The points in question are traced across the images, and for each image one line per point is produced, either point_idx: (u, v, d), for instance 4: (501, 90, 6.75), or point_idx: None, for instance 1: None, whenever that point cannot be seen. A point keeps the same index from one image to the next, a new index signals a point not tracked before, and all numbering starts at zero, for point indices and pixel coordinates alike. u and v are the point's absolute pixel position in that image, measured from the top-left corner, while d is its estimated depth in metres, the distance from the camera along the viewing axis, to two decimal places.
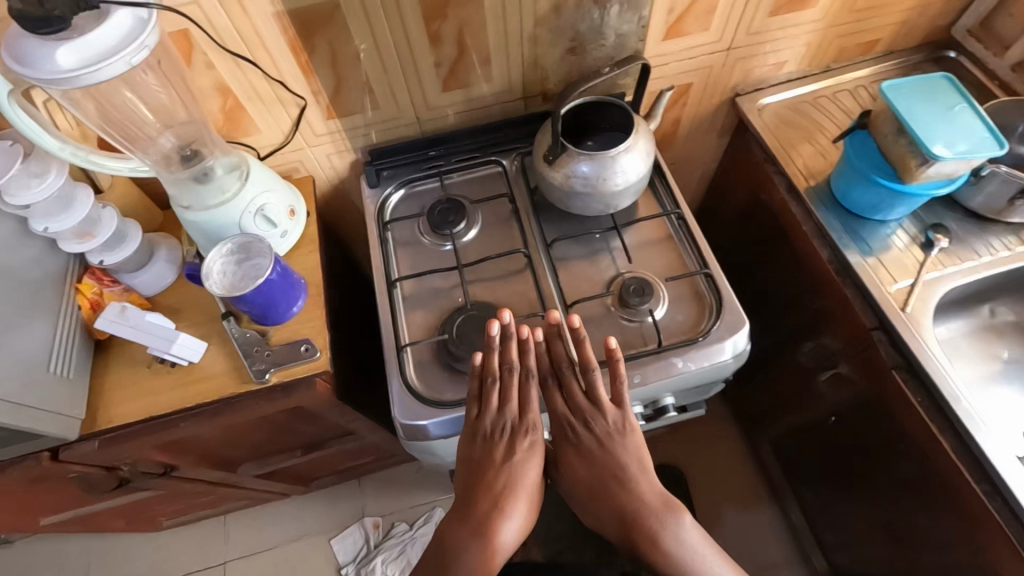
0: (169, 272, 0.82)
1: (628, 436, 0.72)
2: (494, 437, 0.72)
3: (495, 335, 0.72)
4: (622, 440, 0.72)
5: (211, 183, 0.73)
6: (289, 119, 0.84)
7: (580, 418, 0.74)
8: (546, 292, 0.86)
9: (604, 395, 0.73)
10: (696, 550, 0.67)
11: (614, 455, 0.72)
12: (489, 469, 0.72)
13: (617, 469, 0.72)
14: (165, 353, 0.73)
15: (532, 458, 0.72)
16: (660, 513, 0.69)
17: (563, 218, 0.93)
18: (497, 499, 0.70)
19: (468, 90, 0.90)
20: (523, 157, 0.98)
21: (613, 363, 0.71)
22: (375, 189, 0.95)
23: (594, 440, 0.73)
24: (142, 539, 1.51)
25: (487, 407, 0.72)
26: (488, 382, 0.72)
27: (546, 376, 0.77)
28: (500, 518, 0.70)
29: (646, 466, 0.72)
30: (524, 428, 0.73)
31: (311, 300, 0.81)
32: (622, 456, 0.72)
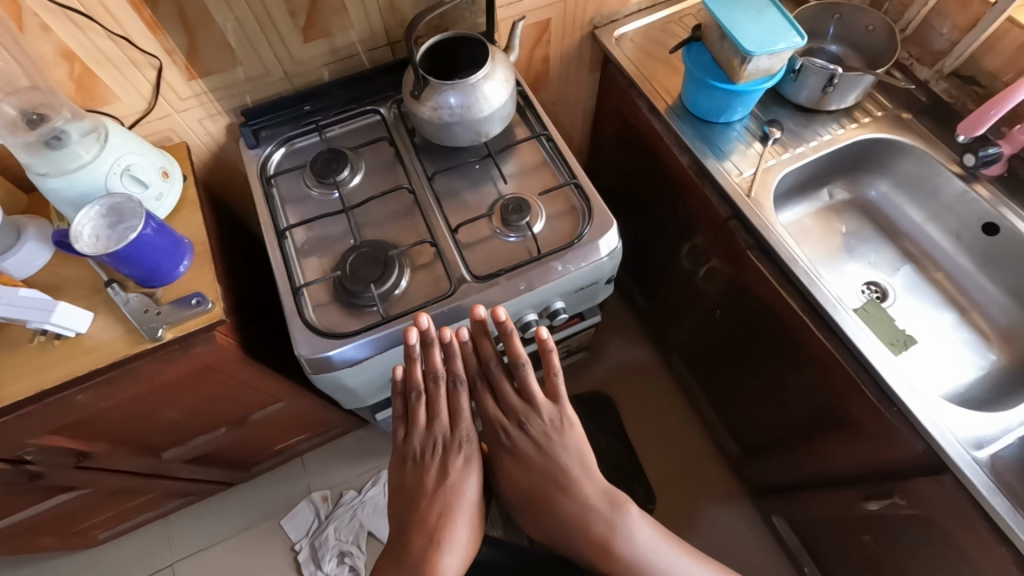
0: (42, 251, 0.80)
1: (558, 431, 0.79)
2: (430, 451, 0.80)
3: (412, 344, 0.76)
4: (560, 436, 0.79)
5: (66, 147, 0.72)
6: (147, 82, 0.84)
7: (512, 419, 0.81)
8: (433, 222, 0.90)
9: (535, 392, 0.79)
10: (639, 547, 0.74)
11: (552, 457, 0.78)
12: (426, 491, 0.78)
13: (558, 472, 0.78)
14: (46, 324, 0.72)
15: (468, 472, 0.79)
16: (605, 518, 0.75)
17: (444, 154, 0.97)
18: (435, 521, 0.75)
19: (331, 38, 0.92)
20: (399, 104, 1.01)
21: (547, 352, 0.76)
22: (255, 149, 0.96)
23: (530, 441, 0.79)
24: (79, 559, 1.45)
25: (421, 416, 0.80)
26: (417, 394, 0.80)
27: (474, 379, 0.84)
28: (439, 543, 0.73)
29: (586, 471, 0.78)
30: (456, 438, 0.80)
31: (198, 258, 0.81)
32: (562, 458, 0.78)
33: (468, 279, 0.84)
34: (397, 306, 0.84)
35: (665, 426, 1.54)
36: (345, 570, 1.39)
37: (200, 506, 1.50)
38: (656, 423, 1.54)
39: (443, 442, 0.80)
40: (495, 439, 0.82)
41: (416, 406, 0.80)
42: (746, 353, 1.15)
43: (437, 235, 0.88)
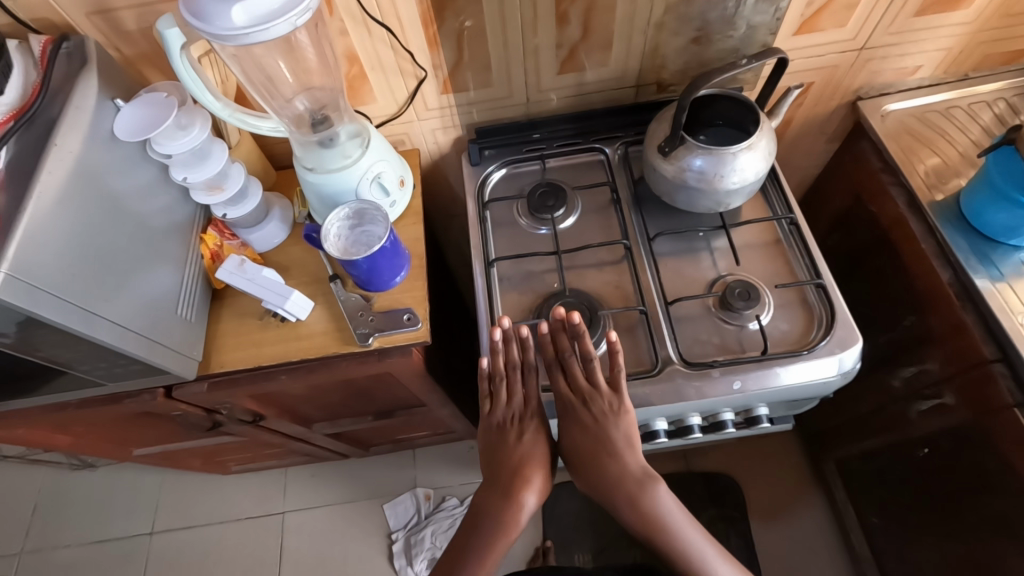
0: (280, 232, 0.85)
1: (620, 425, 0.74)
2: (493, 454, 0.80)
3: (494, 341, 0.77)
4: (615, 421, 0.74)
5: (334, 148, 0.74)
6: (405, 90, 0.85)
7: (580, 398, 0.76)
8: (645, 286, 0.84)
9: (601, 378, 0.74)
10: (671, 516, 0.74)
11: (606, 434, 0.75)
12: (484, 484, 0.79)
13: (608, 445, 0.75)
14: (279, 308, 0.76)
15: (529, 485, 0.77)
16: (644, 473, 0.75)
17: (666, 212, 0.90)
18: (488, 519, 0.77)
19: (583, 74, 0.88)
20: (627, 147, 0.95)
21: (614, 354, 0.72)
22: (476, 167, 0.96)
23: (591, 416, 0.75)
24: (210, 480, 1.59)
25: (495, 403, 0.80)
26: (495, 382, 0.80)
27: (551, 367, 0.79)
28: (490, 538, 0.76)
29: (634, 443, 0.75)
30: (522, 445, 0.79)
31: (412, 271, 0.82)
32: (612, 434, 0.75)
33: (675, 360, 0.77)
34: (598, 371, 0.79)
35: (798, 541, 1.36)
36: None
37: (316, 466, 1.58)
38: (787, 533, 1.37)
39: (505, 447, 0.79)
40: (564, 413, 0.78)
41: (488, 390, 0.81)
42: (948, 509, 0.97)
43: (649, 303, 0.82)
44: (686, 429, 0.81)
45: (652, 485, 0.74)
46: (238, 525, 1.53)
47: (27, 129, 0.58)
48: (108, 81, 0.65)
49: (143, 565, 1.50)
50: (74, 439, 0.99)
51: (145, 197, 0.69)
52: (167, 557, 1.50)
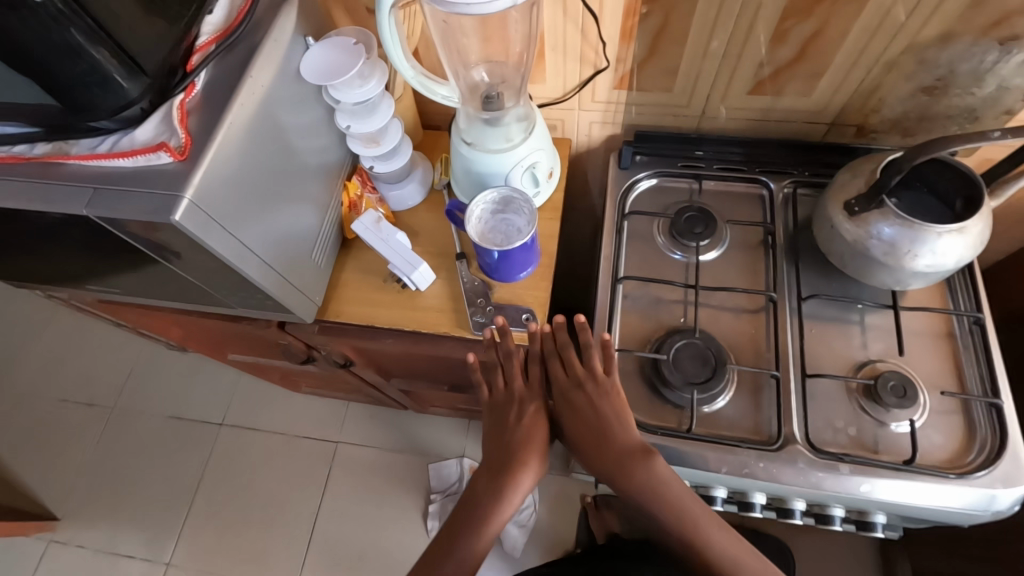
0: (418, 194, 0.83)
1: (612, 401, 0.70)
2: (493, 431, 0.75)
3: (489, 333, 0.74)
4: (605, 400, 0.70)
5: (499, 126, 0.69)
6: (578, 77, 0.80)
7: (572, 380, 0.73)
8: (783, 348, 0.75)
9: (593, 360, 0.72)
10: (670, 486, 0.67)
11: (595, 412, 0.71)
12: (481, 467, 0.74)
13: (597, 422, 0.70)
14: (405, 275, 0.76)
15: (525, 464, 0.72)
16: (636, 446, 0.68)
17: (825, 271, 0.80)
18: (483, 502, 0.71)
19: (777, 98, 0.79)
20: (797, 186, 0.85)
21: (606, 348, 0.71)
22: (625, 171, 0.89)
23: (580, 395, 0.72)
24: (279, 392, 1.69)
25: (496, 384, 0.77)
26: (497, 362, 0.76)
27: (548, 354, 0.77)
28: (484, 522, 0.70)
29: (626, 419, 0.69)
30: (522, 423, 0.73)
31: (539, 270, 0.79)
32: (603, 411, 0.70)
33: (800, 441, 0.69)
34: (708, 424, 0.73)
35: None
36: None
37: (377, 408, 1.64)
38: None
39: (504, 427, 0.75)
40: (559, 395, 0.74)
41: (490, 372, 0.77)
42: None
43: (784, 370, 0.74)
44: (786, 511, 0.74)
45: (645, 459, 0.67)
46: (295, 439, 1.63)
47: (226, 54, 0.58)
48: (306, 18, 0.65)
49: (210, 450, 1.63)
50: (184, 334, 1.05)
51: (308, 137, 0.69)
52: (231, 448, 1.63)
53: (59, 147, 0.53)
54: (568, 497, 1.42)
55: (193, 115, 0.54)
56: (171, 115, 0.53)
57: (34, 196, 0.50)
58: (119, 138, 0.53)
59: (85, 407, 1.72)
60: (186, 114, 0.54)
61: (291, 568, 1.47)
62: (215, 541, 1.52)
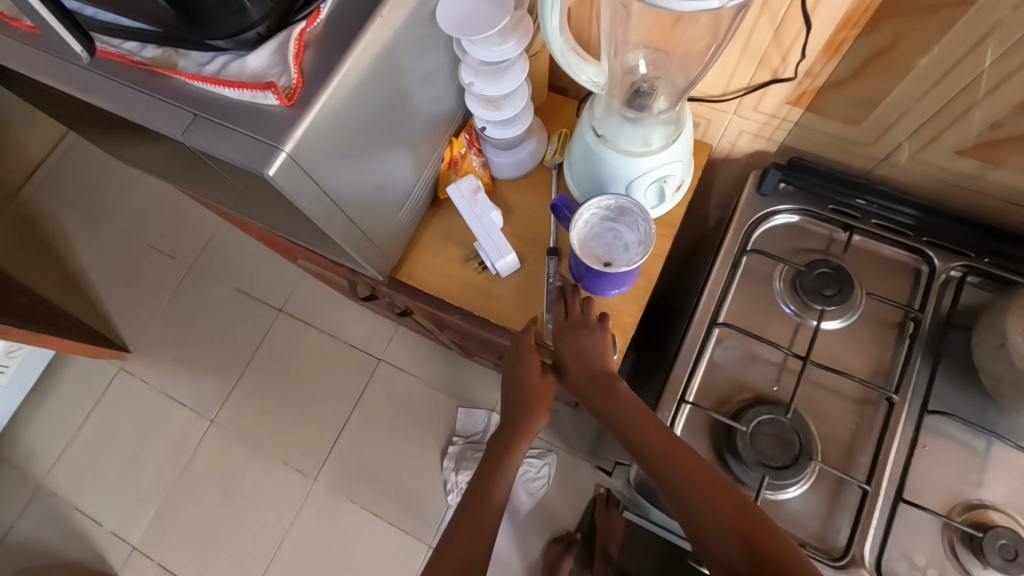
0: (523, 168, 0.75)
1: (592, 330, 0.65)
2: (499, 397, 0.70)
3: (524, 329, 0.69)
4: (588, 329, 0.65)
5: (640, 126, 0.59)
6: (748, 81, 0.66)
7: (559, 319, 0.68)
8: (883, 458, 0.65)
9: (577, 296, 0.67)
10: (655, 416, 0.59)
11: (578, 344, 0.65)
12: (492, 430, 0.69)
13: (582, 352, 0.65)
14: (490, 260, 0.70)
15: (527, 409, 0.66)
16: (609, 373, 0.63)
17: (965, 385, 0.67)
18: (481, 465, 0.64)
19: (990, 168, 0.63)
20: (968, 273, 0.69)
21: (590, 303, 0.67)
22: (762, 198, 0.76)
23: (567, 328, 0.66)
24: (337, 297, 1.74)
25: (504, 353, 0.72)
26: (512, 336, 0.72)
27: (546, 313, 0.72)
28: (486, 483, 0.63)
29: (605, 347, 0.65)
30: (516, 373, 0.68)
31: (633, 291, 0.70)
32: (586, 341, 0.65)
33: (868, 565, 0.61)
34: (768, 512, 0.65)
35: None
36: None
37: (423, 339, 1.66)
38: None
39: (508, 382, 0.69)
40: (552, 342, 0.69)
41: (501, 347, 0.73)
42: None
43: (875, 484, 0.64)
44: None
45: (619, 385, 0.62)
46: (342, 346, 1.68)
47: None
48: None
49: (265, 332, 1.72)
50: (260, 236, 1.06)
51: (426, 87, 0.61)
52: (283, 336, 1.71)
53: (168, 55, 0.48)
54: (582, 483, 1.41)
55: (310, 51, 0.47)
56: (287, 46, 0.47)
57: (136, 108, 0.47)
58: (230, 61, 0.47)
59: (167, 259, 1.83)
60: (303, 46, 0.47)
61: (313, 460, 1.57)
62: (253, 413, 1.64)
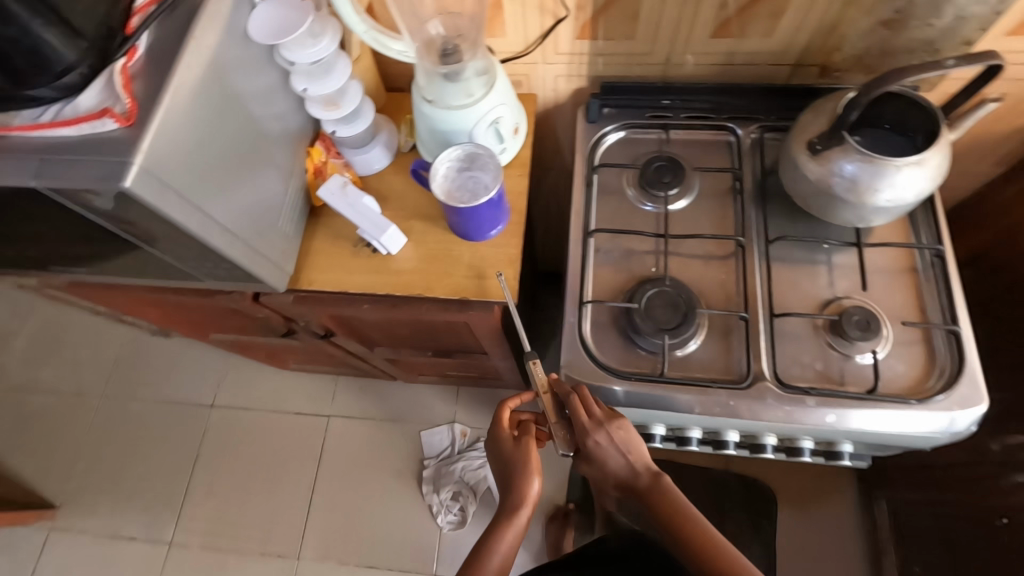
0: (383, 158, 0.82)
1: (617, 430, 0.68)
2: (499, 472, 0.77)
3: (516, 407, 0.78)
4: (614, 433, 0.68)
5: (459, 82, 0.69)
6: (539, 29, 0.79)
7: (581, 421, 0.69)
8: (751, 291, 0.77)
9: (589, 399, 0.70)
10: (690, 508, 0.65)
11: (609, 447, 0.68)
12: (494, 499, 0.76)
13: (619, 457, 0.68)
14: (373, 239, 0.76)
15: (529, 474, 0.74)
16: (653, 474, 0.68)
17: (791, 215, 0.81)
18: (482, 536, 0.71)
19: (739, 41, 0.79)
20: (763, 131, 0.85)
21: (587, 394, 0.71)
22: (593, 125, 0.89)
23: (599, 433, 0.68)
24: (268, 372, 1.70)
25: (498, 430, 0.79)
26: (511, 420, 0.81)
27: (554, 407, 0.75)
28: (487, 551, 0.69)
29: (640, 452, 0.68)
30: (512, 451, 0.77)
31: (509, 227, 0.79)
32: (615, 448, 0.68)
33: (768, 377, 0.72)
34: (680, 368, 0.75)
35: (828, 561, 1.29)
36: (456, 506, 1.48)
37: (366, 381, 1.65)
38: (821, 560, 1.29)
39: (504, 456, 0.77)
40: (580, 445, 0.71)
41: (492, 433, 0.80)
42: None
43: (752, 311, 0.75)
44: (757, 447, 0.77)
45: (666, 483, 0.66)
46: (288, 416, 1.64)
47: (170, 15, 0.56)
48: None
49: (202, 431, 1.65)
50: (162, 314, 1.05)
51: (265, 101, 0.67)
52: (224, 429, 1.64)
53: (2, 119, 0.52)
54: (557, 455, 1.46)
55: (138, 80, 0.53)
56: (114, 80, 0.52)
57: None
58: (62, 107, 0.52)
59: (73, 397, 1.71)
60: (130, 79, 0.53)
61: (291, 538, 1.51)
62: (213, 516, 1.55)
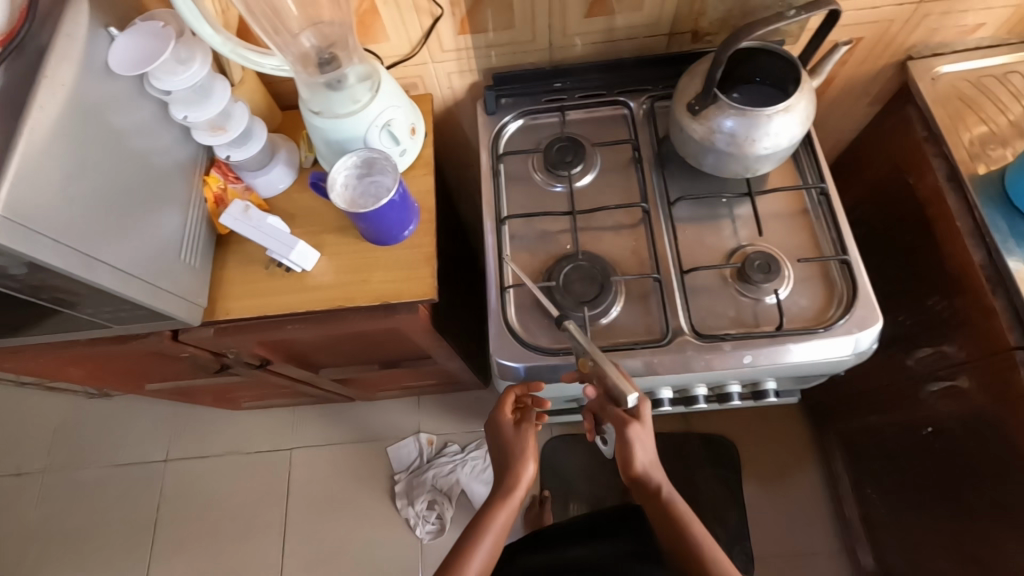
0: (286, 177, 0.81)
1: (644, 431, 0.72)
2: (497, 454, 0.81)
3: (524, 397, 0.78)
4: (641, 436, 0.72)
5: (343, 90, 0.70)
6: (420, 29, 0.80)
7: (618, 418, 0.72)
8: (661, 253, 0.80)
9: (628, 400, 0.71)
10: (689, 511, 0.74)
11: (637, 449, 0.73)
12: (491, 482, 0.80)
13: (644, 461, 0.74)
14: (283, 258, 0.76)
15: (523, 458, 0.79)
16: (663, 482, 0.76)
17: (689, 176, 0.85)
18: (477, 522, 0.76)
19: (613, 17, 0.82)
20: (653, 101, 0.89)
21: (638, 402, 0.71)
22: (492, 117, 0.90)
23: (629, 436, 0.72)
24: (221, 415, 1.64)
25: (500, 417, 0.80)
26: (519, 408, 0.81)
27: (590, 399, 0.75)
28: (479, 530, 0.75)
29: (656, 462, 0.76)
30: (512, 437, 0.80)
31: (421, 226, 0.79)
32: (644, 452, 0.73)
33: (686, 331, 0.75)
34: (605, 336, 0.77)
35: (793, 500, 1.35)
36: (433, 515, 1.47)
37: (325, 407, 1.62)
38: (786, 499, 1.35)
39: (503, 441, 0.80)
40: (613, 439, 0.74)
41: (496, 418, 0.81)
42: (948, 486, 0.94)
43: (664, 271, 0.79)
44: (691, 399, 0.81)
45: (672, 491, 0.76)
46: (248, 457, 1.59)
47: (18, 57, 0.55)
48: (101, 9, 0.61)
49: (159, 489, 1.58)
50: (85, 372, 1.00)
51: (144, 134, 0.66)
52: (183, 482, 1.58)
53: None
54: None
55: None
56: None
57: None
58: None
59: (13, 478, 1.61)
60: None
61: None
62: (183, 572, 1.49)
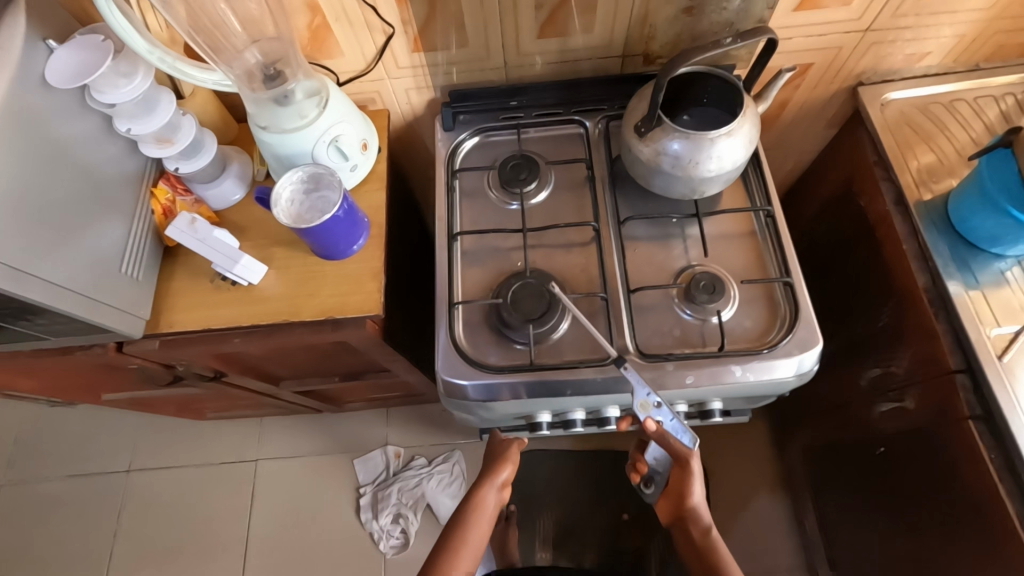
0: (238, 189, 0.81)
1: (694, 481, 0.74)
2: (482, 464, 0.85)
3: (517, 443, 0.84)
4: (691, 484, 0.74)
5: (290, 106, 0.71)
6: (374, 46, 0.81)
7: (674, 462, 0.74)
8: (610, 271, 0.81)
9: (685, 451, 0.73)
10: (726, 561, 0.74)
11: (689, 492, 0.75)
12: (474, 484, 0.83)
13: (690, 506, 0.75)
14: (228, 271, 0.76)
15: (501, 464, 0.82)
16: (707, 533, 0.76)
17: (641, 196, 0.87)
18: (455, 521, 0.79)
19: (565, 39, 0.84)
20: (608, 121, 0.90)
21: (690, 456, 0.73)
22: (449, 133, 0.91)
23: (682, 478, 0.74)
24: (187, 426, 1.62)
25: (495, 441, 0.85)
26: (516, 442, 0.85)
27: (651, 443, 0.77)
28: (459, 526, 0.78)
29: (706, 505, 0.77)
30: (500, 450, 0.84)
31: (371, 241, 0.79)
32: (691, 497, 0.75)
33: (631, 350, 0.75)
34: (552, 354, 0.78)
35: (756, 516, 1.35)
36: (397, 528, 1.46)
37: (292, 418, 1.61)
38: (750, 516, 1.35)
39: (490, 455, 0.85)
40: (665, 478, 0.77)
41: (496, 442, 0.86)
42: (898, 505, 0.95)
43: (611, 291, 0.79)
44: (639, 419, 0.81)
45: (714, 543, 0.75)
46: (212, 468, 1.57)
47: None
48: (40, 22, 0.62)
49: (120, 500, 1.55)
50: (36, 383, 0.99)
51: (85, 145, 0.66)
52: (144, 492, 1.55)
53: None
54: None
55: None
56: None
57: None
58: None
59: None
60: None
61: None
62: None
